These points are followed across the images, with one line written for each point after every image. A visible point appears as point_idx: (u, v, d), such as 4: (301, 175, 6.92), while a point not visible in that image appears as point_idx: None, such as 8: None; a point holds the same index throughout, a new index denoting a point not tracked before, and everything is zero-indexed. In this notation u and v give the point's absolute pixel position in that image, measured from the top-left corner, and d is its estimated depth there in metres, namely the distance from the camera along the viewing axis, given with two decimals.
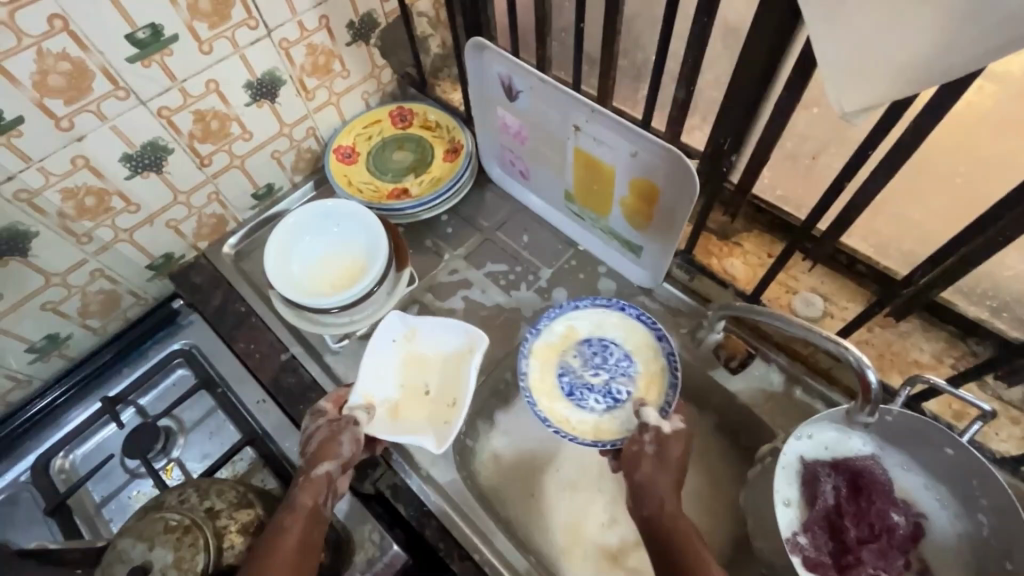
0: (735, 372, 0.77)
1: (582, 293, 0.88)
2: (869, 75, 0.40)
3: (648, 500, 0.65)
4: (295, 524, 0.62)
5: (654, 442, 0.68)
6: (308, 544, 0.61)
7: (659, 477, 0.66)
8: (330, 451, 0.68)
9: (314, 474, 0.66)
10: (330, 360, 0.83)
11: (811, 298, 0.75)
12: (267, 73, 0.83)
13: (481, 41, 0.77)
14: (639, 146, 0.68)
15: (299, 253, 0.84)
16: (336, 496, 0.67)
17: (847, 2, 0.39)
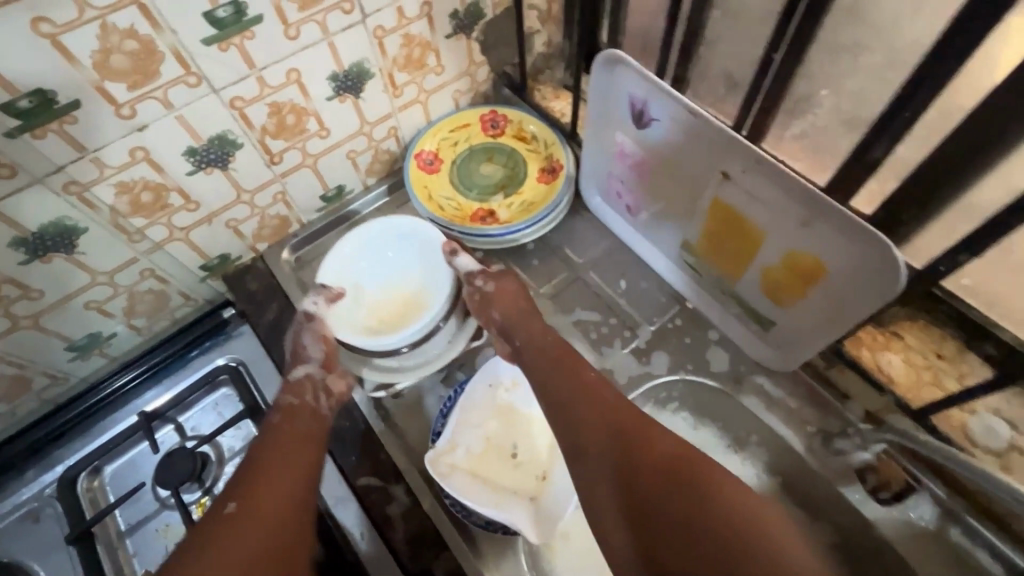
0: (887, 504, 0.64)
1: (687, 362, 0.75)
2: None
3: (532, 360, 0.67)
4: (289, 421, 0.64)
5: (482, 284, 0.73)
6: (310, 436, 0.63)
7: (516, 328, 0.70)
8: (299, 356, 0.70)
9: (292, 380, 0.68)
10: (389, 406, 0.73)
11: (994, 424, 0.60)
12: (355, 65, 0.71)
13: (616, 54, 0.63)
14: (814, 215, 0.54)
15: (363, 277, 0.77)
16: (325, 392, 0.68)
17: None
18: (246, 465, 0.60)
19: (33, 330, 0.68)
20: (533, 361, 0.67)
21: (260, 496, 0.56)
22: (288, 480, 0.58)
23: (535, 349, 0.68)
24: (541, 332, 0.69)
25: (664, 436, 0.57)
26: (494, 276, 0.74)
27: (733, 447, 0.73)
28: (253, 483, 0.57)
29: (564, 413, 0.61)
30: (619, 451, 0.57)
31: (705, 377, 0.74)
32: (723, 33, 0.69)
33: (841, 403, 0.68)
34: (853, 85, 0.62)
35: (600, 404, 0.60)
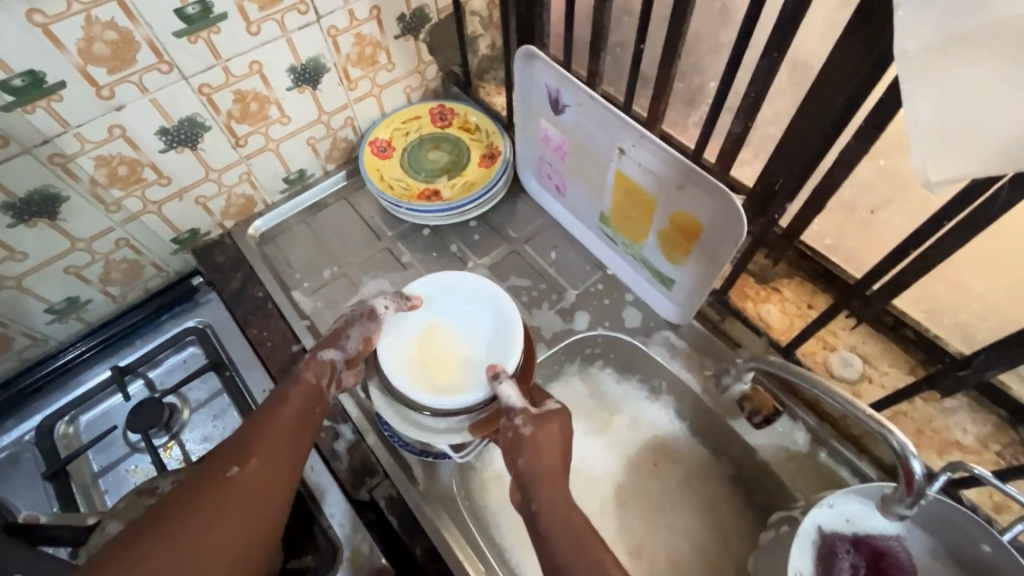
0: (758, 428, 0.74)
1: (606, 320, 0.85)
2: (973, 138, 0.35)
3: (540, 487, 0.64)
4: (295, 394, 0.67)
5: (524, 425, 0.65)
6: (308, 415, 0.66)
7: (536, 468, 0.64)
8: (336, 340, 0.70)
9: (318, 358, 0.69)
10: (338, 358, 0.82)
11: (849, 358, 0.71)
12: (312, 59, 0.81)
13: (533, 50, 0.74)
14: (686, 179, 0.65)
15: (454, 321, 0.75)
16: (337, 385, 0.70)
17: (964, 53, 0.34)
18: (251, 428, 0.64)
19: (17, 290, 0.76)
20: (553, 513, 0.62)
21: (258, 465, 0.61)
22: (287, 453, 0.63)
23: (543, 483, 0.64)
24: (564, 494, 0.64)
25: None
26: (540, 418, 0.67)
27: (650, 397, 0.86)
28: (256, 450, 0.62)
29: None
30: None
31: (621, 333, 0.84)
32: None
33: (733, 350, 0.78)
34: None
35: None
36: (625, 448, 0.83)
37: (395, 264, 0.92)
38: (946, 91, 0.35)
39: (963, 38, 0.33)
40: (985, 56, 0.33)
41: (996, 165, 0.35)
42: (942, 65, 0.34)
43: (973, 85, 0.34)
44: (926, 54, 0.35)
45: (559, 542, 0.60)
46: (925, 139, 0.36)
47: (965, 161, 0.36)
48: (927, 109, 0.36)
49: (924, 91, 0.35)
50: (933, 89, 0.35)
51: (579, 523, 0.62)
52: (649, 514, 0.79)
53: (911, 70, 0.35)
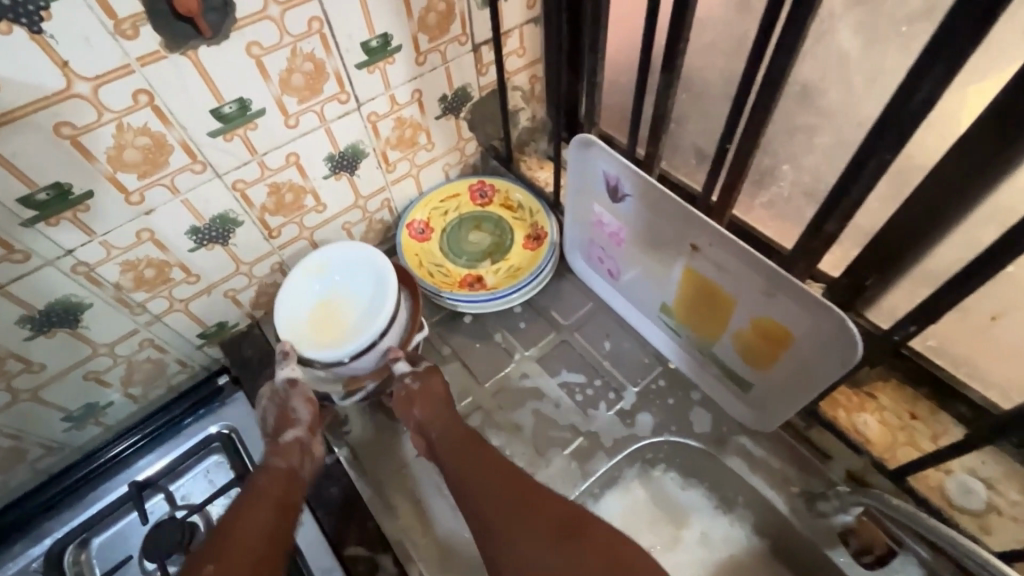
0: (870, 566, 0.63)
1: (671, 423, 0.76)
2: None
3: (439, 438, 0.70)
4: (269, 480, 0.65)
5: (415, 381, 0.72)
6: (289, 494, 0.65)
7: (428, 419, 0.71)
8: (289, 418, 0.70)
9: (281, 440, 0.68)
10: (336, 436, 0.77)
11: (970, 484, 0.61)
12: (350, 146, 0.77)
13: (589, 138, 0.69)
14: (778, 286, 0.57)
15: (351, 285, 0.78)
16: (310, 456, 0.70)
17: None
18: (224, 525, 0.60)
19: (33, 402, 0.70)
20: (456, 455, 0.69)
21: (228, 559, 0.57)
22: (263, 541, 0.59)
23: (449, 444, 0.70)
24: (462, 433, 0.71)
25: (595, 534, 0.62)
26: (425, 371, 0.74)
27: (721, 509, 0.76)
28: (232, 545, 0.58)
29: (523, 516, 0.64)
30: (565, 545, 0.61)
31: (689, 439, 0.75)
32: (688, 113, 0.77)
33: (823, 462, 0.69)
34: (810, 161, 0.67)
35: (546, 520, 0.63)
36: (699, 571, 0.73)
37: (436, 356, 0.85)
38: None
39: None
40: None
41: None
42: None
43: None
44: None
45: (480, 486, 0.66)
46: None
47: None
48: None
49: None
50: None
51: (472, 441, 0.70)
52: None
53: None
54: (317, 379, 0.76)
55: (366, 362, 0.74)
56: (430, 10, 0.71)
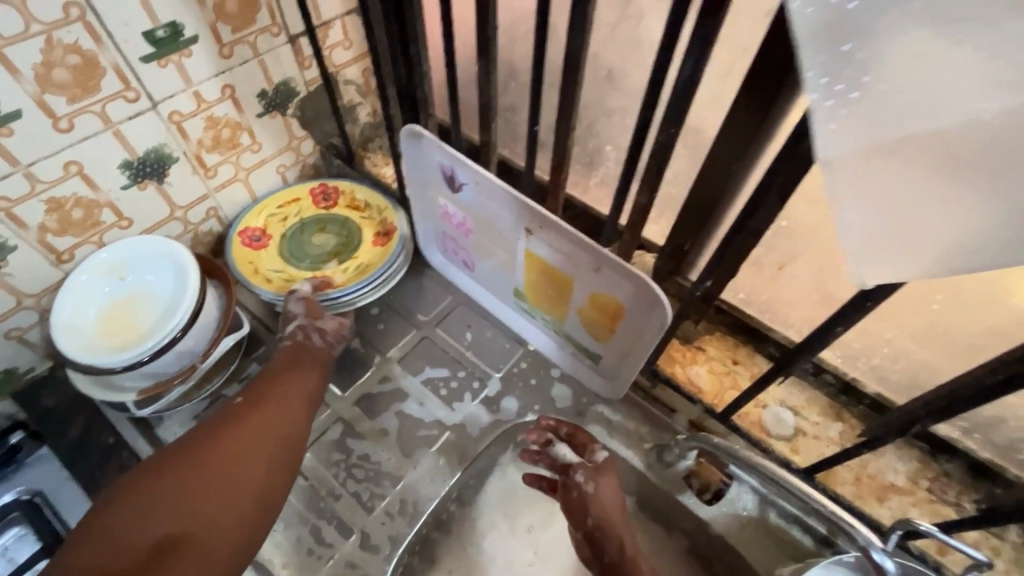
0: (711, 503, 0.70)
1: (535, 403, 0.78)
2: (926, 251, 0.31)
3: (609, 542, 0.62)
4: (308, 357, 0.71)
5: (587, 478, 0.65)
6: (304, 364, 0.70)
7: (603, 495, 0.64)
8: (290, 314, 0.74)
9: (287, 330, 0.73)
10: None
11: (781, 413, 0.70)
12: (152, 151, 0.68)
13: (417, 128, 0.67)
14: (602, 261, 0.59)
15: (144, 281, 0.69)
16: (318, 332, 0.73)
17: (891, 163, 0.29)
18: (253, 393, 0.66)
19: None
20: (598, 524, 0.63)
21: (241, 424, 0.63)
22: (280, 428, 0.64)
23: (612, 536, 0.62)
24: (618, 507, 0.64)
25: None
26: (597, 470, 0.66)
27: None
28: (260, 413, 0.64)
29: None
30: None
31: (552, 415, 0.77)
32: (517, 101, 0.79)
33: (669, 415, 0.75)
34: (626, 141, 0.72)
35: None
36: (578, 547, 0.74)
37: None
38: (880, 196, 0.30)
39: (889, 146, 0.29)
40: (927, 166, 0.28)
41: (952, 273, 0.31)
42: (877, 170, 0.30)
43: (910, 190, 0.29)
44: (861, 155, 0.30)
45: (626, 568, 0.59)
46: (863, 241, 0.32)
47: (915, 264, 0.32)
48: (862, 215, 0.31)
49: (855, 198, 0.31)
50: (872, 200, 0.31)
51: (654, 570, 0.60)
52: None
53: (848, 170, 0.30)
54: (102, 386, 0.66)
55: (167, 365, 0.66)
56: None
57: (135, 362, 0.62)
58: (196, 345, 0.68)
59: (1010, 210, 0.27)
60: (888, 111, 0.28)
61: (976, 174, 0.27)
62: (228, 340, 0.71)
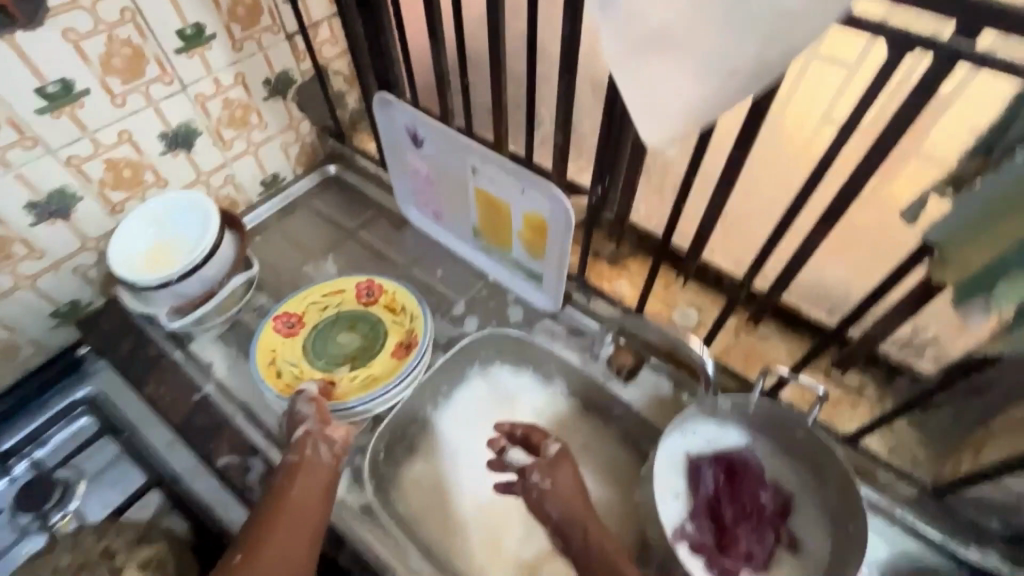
0: (627, 381, 0.85)
1: (493, 320, 0.95)
2: (676, 109, 0.48)
3: (574, 530, 0.71)
4: (305, 479, 0.70)
5: (542, 476, 0.75)
6: (310, 488, 0.70)
7: (559, 483, 0.74)
8: (298, 417, 0.76)
9: (295, 435, 0.74)
10: (202, 369, 0.86)
11: (687, 311, 0.85)
12: (182, 125, 0.88)
13: (387, 96, 0.86)
14: (526, 184, 0.77)
15: (176, 227, 0.87)
16: (325, 441, 0.74)
17: (641, 52, 0.46)
18: (254, 519, 0.67)
19: None
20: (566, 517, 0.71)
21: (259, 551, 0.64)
22: (296, 548, 0.65)
23: (570, 521, 0.71)
24: (579, 496, 0.73)
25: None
26: (552, 465, 0.76)
27: (544, 383, 0.94)
28: (268, 541, 0.64)
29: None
30: None
31: (507, 328, 0.93)
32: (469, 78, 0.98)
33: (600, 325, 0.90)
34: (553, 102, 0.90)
35: None
36: None
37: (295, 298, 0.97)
38: (643, 76, 0.47)
39: (637, 40, 0.45)
40: (659, 51, 0.45)
41: (698, 123, 0.48)
42: (637, 58, 0.47)
43: (655, 67, 0.46)
44: (622, 48, 0.47)
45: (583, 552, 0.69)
46: (644, 112, 0.49)
47: (675, 121, 0.48)
48: (636, 92, 0.48)
49: (630, 80, 0.48)
50: (638, 80, 0.48)
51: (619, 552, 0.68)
52: None
53: (617, 60, 0.48)
54: (143, 303, 0.83)
55: (193, 287, 0.83)
56: (238, 3, 0.85)
57: (168, 279, 0.80)
58: (214, 273, 0.85)
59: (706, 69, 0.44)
60: (628, 17, 0.45)
61: (682, 54, 0.44)
62: (240, 277, 0.89)
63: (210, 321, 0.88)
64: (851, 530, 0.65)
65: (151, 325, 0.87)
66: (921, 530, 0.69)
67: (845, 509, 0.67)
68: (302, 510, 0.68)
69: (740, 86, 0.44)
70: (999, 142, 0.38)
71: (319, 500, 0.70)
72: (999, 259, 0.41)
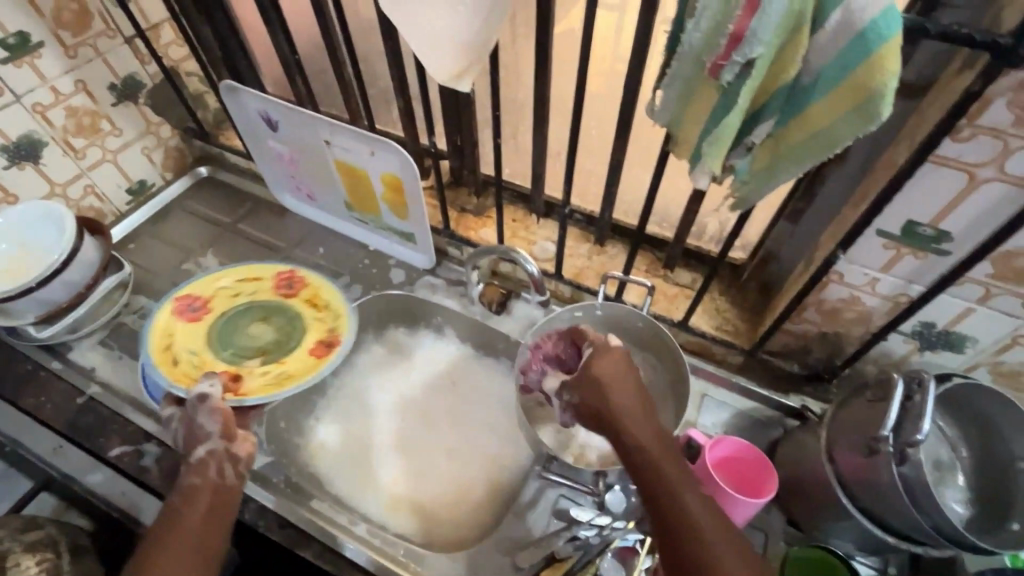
0: (501, 314, 0.93)
1: (377, 284, 1.00)
2: (451, 45, 0.56)
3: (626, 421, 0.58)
4: (206, 491, 0.61)
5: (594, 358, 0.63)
6: (215, 509, 0.61)
7: (618, 400, 0.59)
8: (198, 434, 0.65)
9: (195, 457, 0.63)
10: (83, 375, 0.86)
11: (546, 245, 0.95)
12: (24, 136, 0.88)
13: (232, 83, 0.89)
14: (374, 147, 0.84)
15: (33, 239, 0.86)
16: (231, 462, 0.64)
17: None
18: (152, 540, 0.56)
19: None
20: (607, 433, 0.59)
21: (156, 568, 0.54)
22: (191, 569, 0.55)
23: (625, 416, 0.58)
24: (655, 437, 0.57)
25: (727, 555, 0.51)
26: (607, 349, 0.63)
27: (438, 336, 0.99)
28: (159, 563, 0.54)
29: (672, 531, 0.53)
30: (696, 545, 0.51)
31: (390, 289, 0.99)
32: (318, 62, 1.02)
33: None
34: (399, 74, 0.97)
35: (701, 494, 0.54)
36: (427, 382, 0.95)
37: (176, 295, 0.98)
38: (418, 20, 0.55)
39: None
40: None
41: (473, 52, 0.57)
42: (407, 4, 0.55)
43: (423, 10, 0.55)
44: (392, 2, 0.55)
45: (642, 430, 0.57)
46: (429, 53, 0.58)
47: (452, 58, 0.57)
48: (416, 37, 0.57)
49: (408, 28, 0.56)
50: (414, 26, 0.56)
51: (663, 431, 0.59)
52: (456, 421, 0.91)
53: (394, 13, 0.56)
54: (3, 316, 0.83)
55: (57, 293, 0.83)
56: (62, 9, 0.85)
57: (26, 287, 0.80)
58: (79, 277, 0.85)
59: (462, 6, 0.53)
60: None
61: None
62: (110, 280, 0.90)
63: (86, 325, 0.89)
64: (682, 390, 0.77)
65: (20, 340, 0.86)
66: (751, 388, 0.83)
67: (678, 379, 0.79)
68: (205, 529, 0.59)
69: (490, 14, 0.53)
70: (679, 33, 0.49)
71: (226, 516, 0.61)
72: (704, 128, 0.52)
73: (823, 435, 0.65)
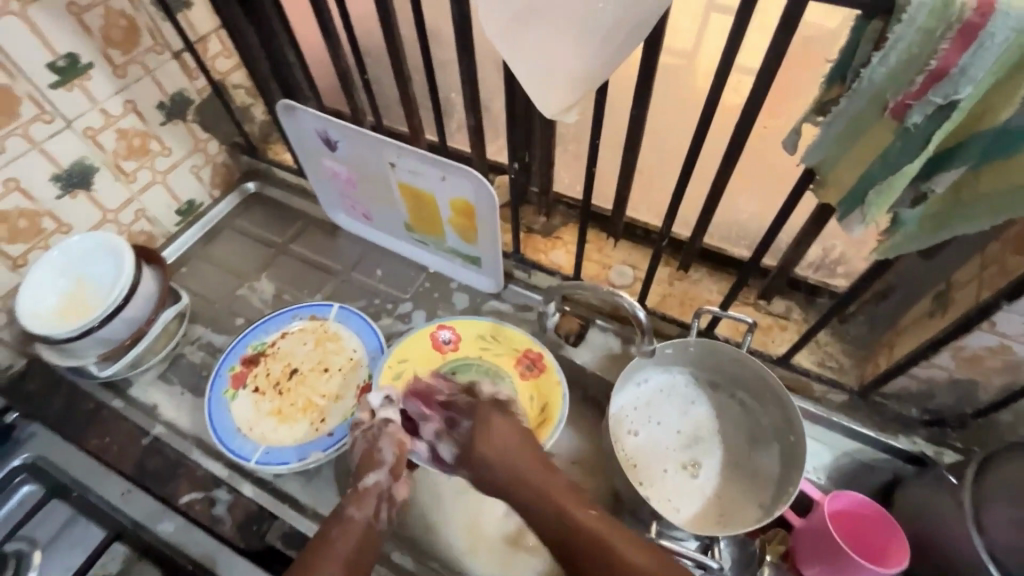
0: (578, 345, 0.88)
1: (439, 310, 0.95)
2: (565, 78, 0.49)
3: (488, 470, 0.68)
4: (356, 528, 0.65)
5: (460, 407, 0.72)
6: (362, 553, 0.64)
7: (486, 464, 0.68)
8: (374, 460, 0.68)
9: (363, 484, 0.67)
10: (146, 414, 0.83)
11: (623, 269, 0.89)
12: (75, 164, 0.84)
13: (290, 103, 0.84)
14: (446, 171, 0.78)
15: (92, 275, 0.83)
16: (388, 502, 0.68)
17: (519, 27, 0.47)
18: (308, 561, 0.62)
19: None
20: (510, 486, 0.67)
21: None
22: None
23: (511, 481, 0.67)
24: (538, 481, 0.67)
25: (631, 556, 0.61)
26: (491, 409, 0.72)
27: None
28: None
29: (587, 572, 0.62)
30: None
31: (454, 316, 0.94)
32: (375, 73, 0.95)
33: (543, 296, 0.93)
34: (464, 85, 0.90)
35: (583, 533, 0.63)
36: None
37: (232, 323, 0.94)
38: (529, 50, 0.48)
39: (514, 17, 0.46)
40: (535, 21, 0.46)
41: (590, 87, 0.49)
42: (517, 31, 0.47)
43: (537, 37, 0.47)
44: (500, 26, 0.48)
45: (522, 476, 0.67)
46: (538, 87, 0.50)
47: (564, 89, 0.50)
48: (524, 69, 0.50)
49: (518, 59, 0.49)
50: (523, 60, 0.49)
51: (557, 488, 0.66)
52: None
53: (499, 39, 0.49)
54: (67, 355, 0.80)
55: (118, 331, 0.80)
56: (111, 26, 0.80)
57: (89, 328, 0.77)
58: (140, 314, 0.82)
59: (583, 36, 0.46)
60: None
61: (555, 27, 0.46)
62: (168, 312, 0.86)
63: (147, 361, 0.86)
64: (794, 441, 0.70)
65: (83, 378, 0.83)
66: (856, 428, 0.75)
67: (790, 425, 0.71)
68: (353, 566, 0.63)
69: (617, 44, 0.46)
70: (853, 64, 0.42)
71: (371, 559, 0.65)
72: (867, 172, 0.45)
73: (966, 501, 0.59)
